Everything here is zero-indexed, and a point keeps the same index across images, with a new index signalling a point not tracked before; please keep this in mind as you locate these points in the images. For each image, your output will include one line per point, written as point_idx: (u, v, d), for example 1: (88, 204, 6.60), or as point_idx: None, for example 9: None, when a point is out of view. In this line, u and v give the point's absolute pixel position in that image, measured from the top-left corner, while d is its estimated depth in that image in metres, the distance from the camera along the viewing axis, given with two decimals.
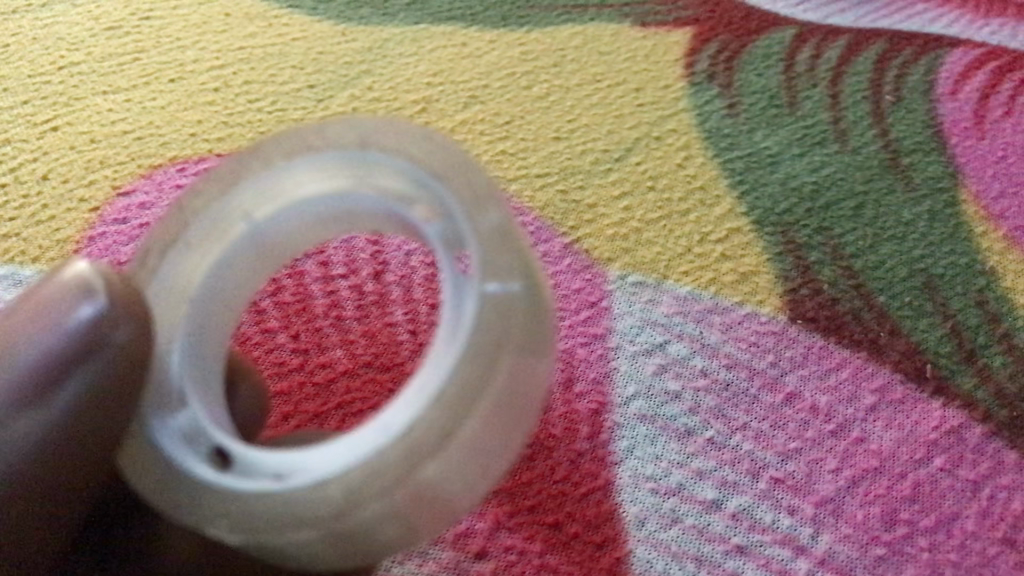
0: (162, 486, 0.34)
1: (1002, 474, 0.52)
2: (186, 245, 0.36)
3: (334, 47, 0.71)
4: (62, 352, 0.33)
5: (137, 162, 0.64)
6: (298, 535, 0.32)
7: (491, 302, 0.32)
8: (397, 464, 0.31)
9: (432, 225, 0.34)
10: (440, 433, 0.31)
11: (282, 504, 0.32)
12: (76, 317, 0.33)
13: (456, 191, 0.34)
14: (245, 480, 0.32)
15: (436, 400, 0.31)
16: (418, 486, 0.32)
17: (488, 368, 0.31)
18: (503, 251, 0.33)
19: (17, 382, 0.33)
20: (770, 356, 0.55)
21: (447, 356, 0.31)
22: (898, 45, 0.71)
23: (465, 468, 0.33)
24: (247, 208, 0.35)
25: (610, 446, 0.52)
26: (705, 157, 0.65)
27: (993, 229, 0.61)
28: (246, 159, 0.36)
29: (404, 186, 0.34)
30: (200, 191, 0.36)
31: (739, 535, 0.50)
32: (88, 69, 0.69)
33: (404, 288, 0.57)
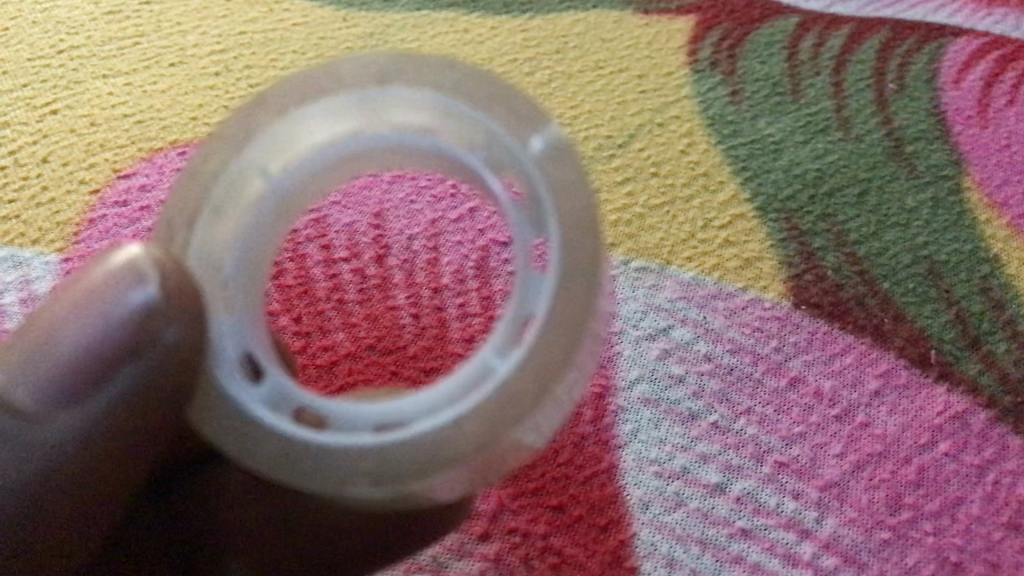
0: (284, 461, 0.33)
1: (1006, 460, 0.52)
2: (212, 210, 0.34)
3: (336, 32, 0.71)
4: (113, 340, 0.33)
5: (138, 145, 0.64)
6: (437, 479, 0.32)
7: (571, 225, 0.32)
8: (531, 392, 0.31)
9: (475, 155, 0.33)
10: (564, 353, 0.31)
11: (418, 450, 0.32)
12: (128, 301, 0.33)
13: (502, 118, 0.33)
14: (371, 435, 0.32)
15: (547, 328, 0.31)
16: (554, 406, 0.32)
17: (590, 285, 0.32)
18: (564, 165, 0.33)
19: (67, 371, 0.33)
20: (774, 341, 0.55)
21: (543, 292, 0.32)
22: (902, 34, 0.71)
23: (581, 376, 0.33)
24: (264, 161, 0.33)
25: (614, 429, 0.52)
26: (708, 144, 0.65)
27: (997, 216, 0.61)
28: (252, 113, 0.34)
29: (438, 120, 0.33)
30: (209, 153, 0.34)
31: (743, 519, 0.50)
32: (88, 53, 0.69)
33: (407, 272, 0.57)
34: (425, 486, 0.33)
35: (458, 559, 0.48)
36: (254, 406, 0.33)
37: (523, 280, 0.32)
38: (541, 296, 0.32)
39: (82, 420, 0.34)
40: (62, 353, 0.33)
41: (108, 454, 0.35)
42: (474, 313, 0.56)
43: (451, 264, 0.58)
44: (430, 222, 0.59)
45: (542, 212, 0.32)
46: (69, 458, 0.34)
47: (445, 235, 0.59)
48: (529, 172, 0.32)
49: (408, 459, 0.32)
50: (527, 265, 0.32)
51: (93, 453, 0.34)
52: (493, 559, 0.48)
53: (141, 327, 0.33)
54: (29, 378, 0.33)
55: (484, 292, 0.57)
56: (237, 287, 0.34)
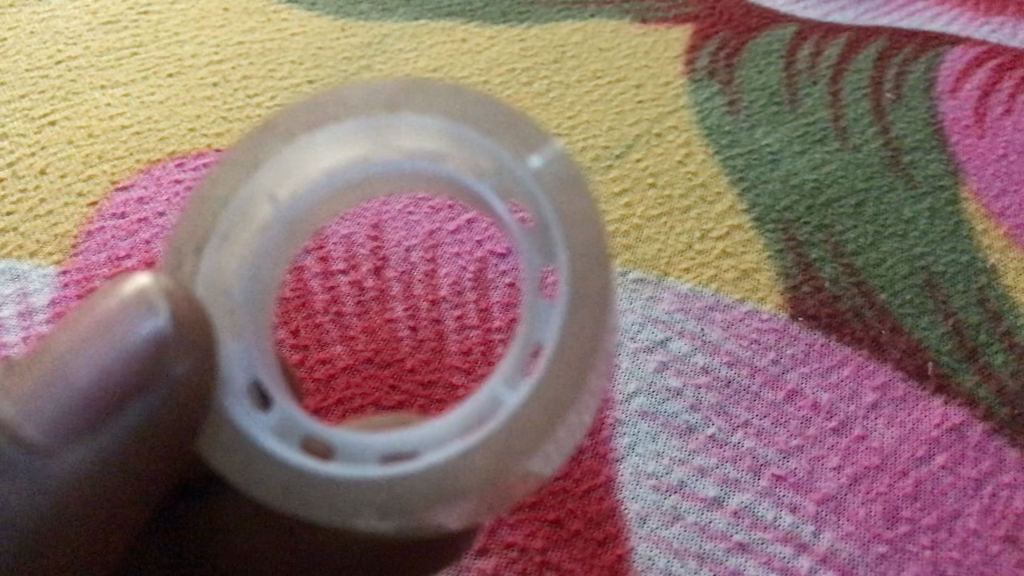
0: (291, 491, 0.33)
1: (1004, 473, 0.52)
2: (221, 238, 0.34)
3: (333, 43, 0.71)
4: (129, 371, 0.33)
5: (136, 157, 0.64)
6: (444, 511, 0.33)
7: (581, 255, 0.32)
8: (540, 424, 0.32)
9: (483, 183, 0.32)
10: (573, 383, 0.32)
11: (426, 484, 0.32)
12: (140, 332, 0.33)
13: (510, 144, 0.33)
14: (378, 467, 0.32)
15: (558, 359, 0.32)
16: (563, 436, 0.33)
17: (599, 315, 0.32)
18: (574, 193, 0.33)
19: (82, 404, 0.33)
20: (771, 353, 0.55)
21: (553, 322, 0.32)
22: (899, 43, 0.71)
23: (591, 405, 0.34)
24: (273, 188, 0.33)
25: (612, 443, 0.52)
26: (706, 154, 0.65)
27: (994, 227, 0.61)
28: (259, 139, 0.34)
29: (447, 148, 0.33)
30: (218, 179, 0.34)
31: (741, 533, 0.50)
32: (86, 63, 0.69)
33: (405, 284, 0.57)
34: (431, 518, 0.33)
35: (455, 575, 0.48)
36: (261, 436, 0.33)
37: (532, 306, 0.33)
38: (551, 325, 0.32)
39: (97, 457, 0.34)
40: (74, 385, 0.33)
41: (117, 485, 0.35)
42: (471, 325, 0.56)
43: (449, 276, 0.58)
44: (427, 234, 0.59)
45: (550, 239, 0.32)
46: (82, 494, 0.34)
47: (443, 247, 0.59)
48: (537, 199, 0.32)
49: (415, 492, 0.32)
50: (537, 293, 0.33)
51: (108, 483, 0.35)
52: (491, 573, 0.48)
53: (150, 358, 0.33)
54: (34, 411, 0.33)
55: (482, 304, 0.57)
56: (247, 314, 0.34)
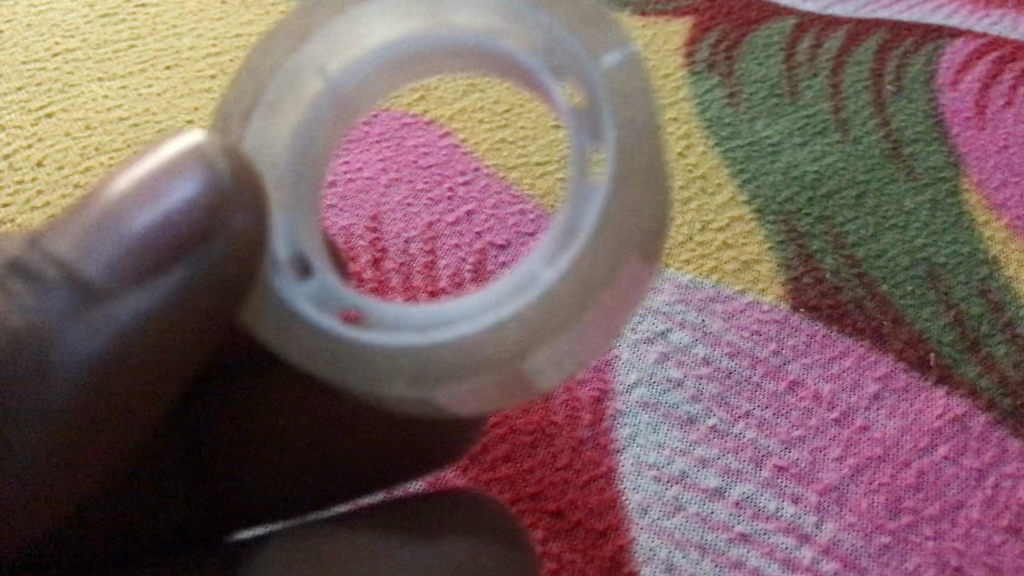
0: (329, 356, 0.34)
1: (1007, 463, 0.52)
2: (267, 105, 0.34)
3: None
4: (167, 232, 0.30)
5: (133, 149, 0.64)
6: (466, 382, 0.34)
7: (633, 135, 0.32)
8: (572, 299, 0.32)
9: (536, 60, 0.32)
10: (607, 268, 0.32)
11: (461, 352, 0.33)
12: (179, 192, 0.30)
13: (566, 17, 0.32)
14: (414, 336, 0.33)
15: (596, 238, 0.32)
16: (596, 322, 0.33)
17: (641, 200, 0.32)
18: (632, 78, 0.32)
19: (113, 273, 0.30)
20: (773, 344, 0.55)
21: (593, 203, 0.32)
22: (899, 36, 0.70)
23: (630, 297, 0.34)
24: (321, 62, 0.33)
25: (612, 434, 0.52)
26: (705, 146, 0.64)
27: (995, 218, 0.61)
28: (311, 8, 0.33)
29: (499, 22, 0.32)
30: (268, 49, 0.34)
31: (742, 524, 0.49)
32: (83, 56, 0.69)
33: (403, 275, 0.57)
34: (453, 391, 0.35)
35: None
36: (296, 299, 0.34)
37: (576, 188, 0.32)
38: (591, 206, 0.32)
39: (108, 339, 0.30)
40: (111, 252, 0.30)
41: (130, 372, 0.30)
42: None
43: (448, 267, 0.57)
44: (426, 225, 0.59)
45: (598, 112, 0.32)
46: (87, 385, 0.30)
47: (442, 238, 0.59)
48: (591, 79, 0.32)
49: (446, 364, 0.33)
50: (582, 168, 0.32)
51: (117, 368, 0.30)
52: None
53: (197, 218, 0.30)
54: (61, 281, 0.30)
55: None
56: (293, 182, 0.34)
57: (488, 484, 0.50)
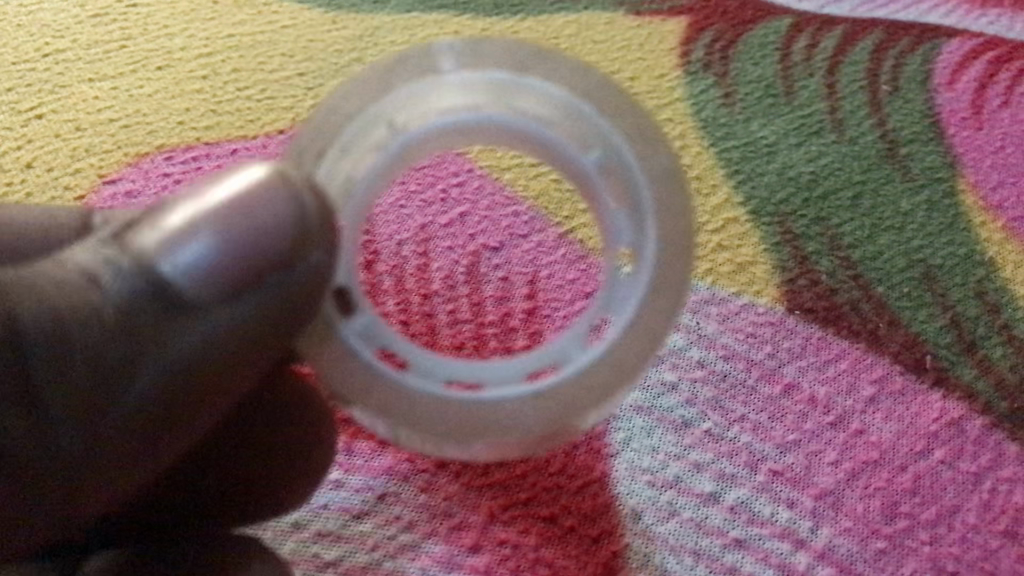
0: (366, 397, 0.41)
1: (1003, 467, 0.51)
2: (341, 151, 0.41)
3: (324, 35, 0.70)
4: (257, 254, 0.35)
5: (123, 150, 0.63)
6: (499, 440, 0.42)
7: (667, 247, 0.42)
8: (605, 381, 0.42)
9: (590, 157, 0.42)
10: (637, 356, 0.42)
11: (501, 411, 0.42)
12: (271, 222, 0.35)
13: (621, 130, 0.42)
14: (464, 395, 0.41)
15: (631, 329, 0.42)
16: (619, 399, 0.43)
17: (673, 304, 0.42)
18: (675, 193, 0.42)
19: (203, 281, 0.34)
20: (768, 347, 0.55)
21: (634, 298, 0.42)
22: (895, 35, 0.70)
23: (635, 383, 0.43)
24: (396, 116, 0.41)
25: (606, 438, 0.51)
26: (700, 147, 0.64)
27: (992, 219, 0.61)
28: (392, 70, 0.41)
29: (560, 116, 0.42)
30: (351, 94, 0.41)
31: (737, 529, 0.49)
32: (73, 56, 0.68)
33: (396, 278, 0.57)
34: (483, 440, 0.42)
35: (448, 572, 0.47)
36: (359, 351, 0.41)
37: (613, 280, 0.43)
38: (630, 303, 0.42)
39: (205, 335, 0.36)
40: (199, 262, 0.34)
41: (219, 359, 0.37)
42: (464, 319, 0.55)
43: (441, 270, 0.57)
44: (419, 227, 0.59)
45: (643, 200, 0.42)
46: (181, 368, 0.36)
47: (435, 240, 0.58)
48: (636, 181, 0.41)
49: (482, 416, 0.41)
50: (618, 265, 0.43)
51: (208, 358, 0.36)
52: (483, 571, 0.47)
53: (285, 249, 0.35)
54: (158, 276, 0.35)
55: (474, 298, 0.56)
56: (354, 208, 0.41)
57: (480, 488, 0.49)
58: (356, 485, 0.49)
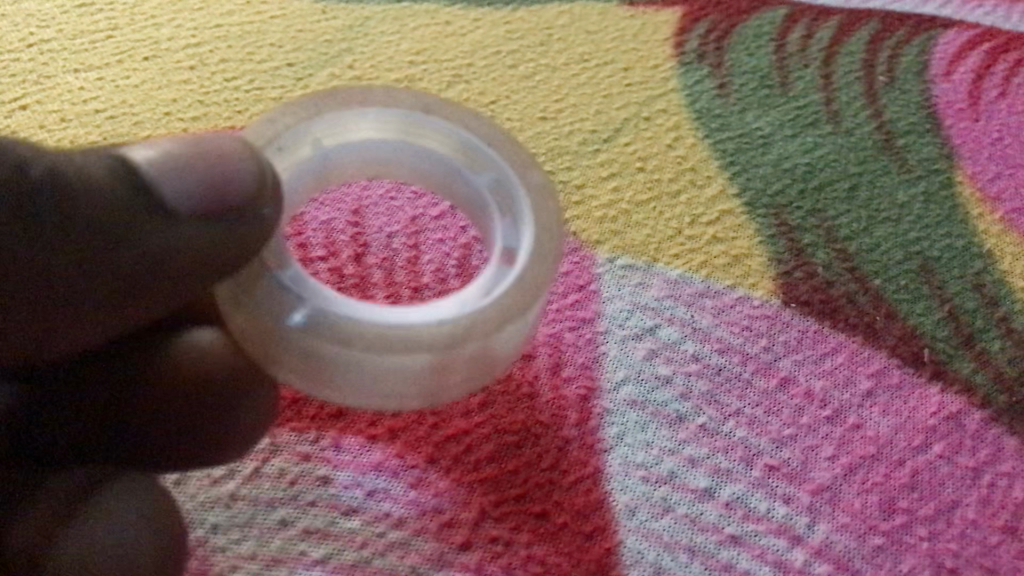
0: (275, 318, 0.39)
1: (1002, 462, 0.51)
2: (278, 149, 0.42)
3: (314, 25, 0.69)
4: (233, 194, 0.38)
5: (110, 142, 0.62)
6: (401, 360, 0.39)
7: (544, 233, 0.42)
8: (493, 321, 0.40)
9: (480, 180, 0.43)
10: (522, 307, 0.40)
11: (404, 333, 0.39)
12: (245, 173, 0.38)
13: (509, 160, 0.43)
14: (378, 318, 0.39)
15: (518, 283, 0.40)
16: (496, 347, 0.41)
17: (549, 275, 0.41)
18: (551, 205, 0.43)
19: (190, 202, 0.37)
20: (764, 340, 0.54)
21: (521, 258, 0.41)
22: (892, 26, 0.69)
23: (500, 359, 0.42)
24: (320, 138, 0.42)
25: (599, 433, 0.50)
26: (695, 138, 0.63)
27: (989, 211, 0.60)
28: (321, 97, 0.42)
29: (459, 147, 0.43)
30: (282, 113, 0.42)
31: (732, 525, 0.48)
32: (59, 46, 0.67)
33: (386, 270, 0.56)
34: (382, 361, 0.39)
35: (438, 569, 0.46)
36: (268, 289, 0.39)
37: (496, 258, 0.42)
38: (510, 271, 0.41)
39: (169, 246, 0.37)
40: (190, 188, 0.37)
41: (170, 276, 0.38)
42: None
43: (432, 263, 0.56)
44: (409, 219, 0.58)
45: (520, 209, 0.42)
46: (130, 272, 0.37)
47: (426, 233, 0.57)
48: (517, 192, 0.43)
49: (380, 334, 0.39)
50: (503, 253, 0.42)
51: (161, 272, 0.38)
52: (474, 569, 0.46)
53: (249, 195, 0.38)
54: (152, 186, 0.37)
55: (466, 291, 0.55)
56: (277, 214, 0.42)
57: (471, 485, 0.48)
58: (344, 482, 0.48)
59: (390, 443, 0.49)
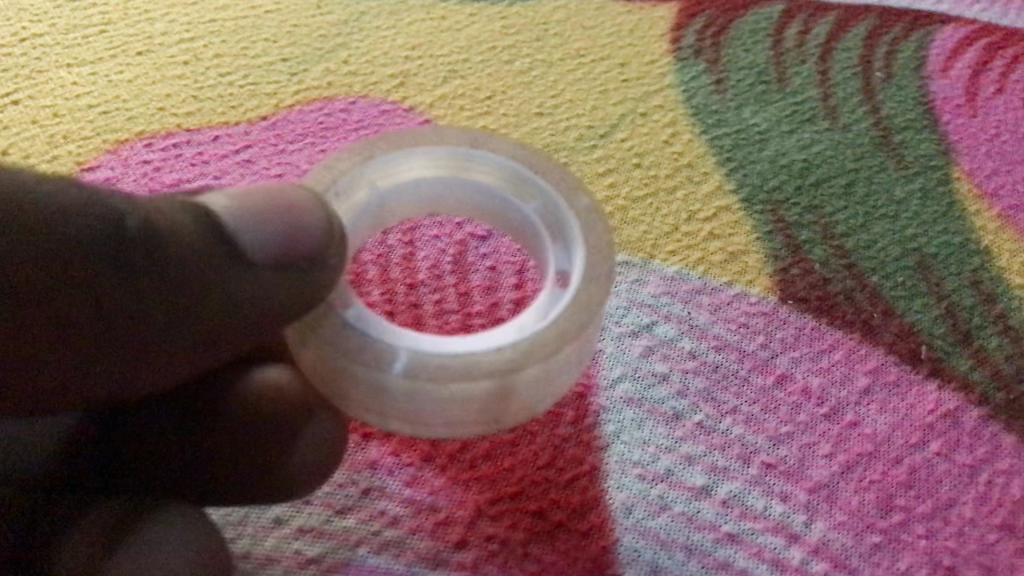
0: (342, 355, 0.39)
1: (1000, 459, 0.50)
2: (336, 195, 0.41)
3: (309, 20, 0.69)
4: (305, 245, 0.37)
5: (102, 137, 0.61)
6: (463, 388, 0.39)
7: (595, 251, 0.41)
8: (550, 342, 0.39)
9: (532, 206, 0.43)
10: (579, 325, 0.39)
11: (463, 361, 0.38)
12: (315, 225, 0.37)
13: (557, 183, 0.42)
14: (437, 349, 0.38)
15: (572, 302, 0.39)
16: (557, 367, 0.40)
17: (604, 292, 0.40)
18: (599, 224, 0.41)
19: (264, 250, 0.36)
20: (760, 337, 0.54)
21: (573, 280, 0.40)
22: (889, 22, 0.69)
23: (560, 379, 0.41)
24: (375, 178, 0.42)
25: (596, 430, 0.50)
26: (692, 134, 0.63)
27: (987, 208, 0.60)
28: (373, 140, 0.42)
29: (510, 179, 0.43)
30: (336, 158, 0.42)
31: (730, 523, 0.48)
32: (51, 41, 0.67)
33: (381, 267, 0.55)
34: (446, 391, 0.39)
35: (433, 568, 0.46)
36: (336, 329, 0.39)
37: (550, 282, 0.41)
38: (566, 291, 0.40)
39: (242, 293, 0.36)
40: (262, 237, 0.36)
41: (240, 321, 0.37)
42: (450, 310, 0.54)
43: (427, 259, 0.56)
44: None
45: (572, 233, 0.41)
46: (200, 316, 0.36)
47: (421, 229, 0.57)
48: (569, 216, 0.42)
49: (441, 364, 0.38)
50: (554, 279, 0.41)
51: (228, 317, 0.37)
52: (470, 567, 0.46)
53: (320, 245, 0.37)
54: (229, 232, 0.36)
55: (462, 288, 0.55)
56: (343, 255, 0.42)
57: (467, 483, 0.48)
58: (339, 480, 0.48)
59: (386, 440, 0.49)
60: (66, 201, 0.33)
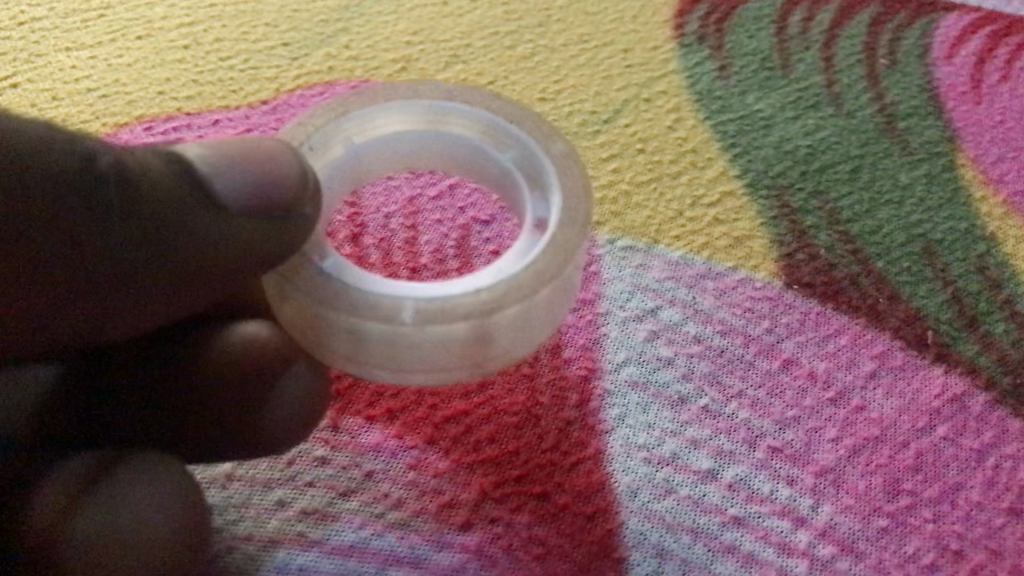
0: (320, 303, 0.39)
1: (1006, 444, 0.50)
2: (311, 149, 0.41)
3: (309, 5, 0.68)
4: (279, 192, 0.38)
5: (102, 120, 0.61)
6: (441, 331, 0.38)
7: (571, 196, 0.41)
8: (526, 284, 0.39)
9: (506, 156, 0.43)
10: (555, 267, 0.39)
11: (440, 304, 0.38)
12: (287, 174, 0.38)
13: (531, 131, 0.42)
14: (415, 293, 0.38)
15: (549, 246, 0.39)
16: (536, 309, 0.40)
17: (580, 235, 0.40)
18: (574, 169, 0.41)
19: (239, 198, 0.37)
20: (766, 322, 0.53)
21: (551, 223, 0.40)
22: (893, 8, 0.68)
23: (539, 322, 0.41)
24: (349, 133, 0.42)
25: (601, 414, 0.50)
26: (696, 119, 0.63)
27: (992, 194, 0.60)
28: (346, 97, 0.42)
29: (484, 131, 0.43)
30: (310, 116, 0.42)
31: (736, 506, 0.47)
32: (50, 25, 0.66)
33: (383, 251, 0.55)
34: (425, 335, 0.39)
35: (437, 550, 0.45)
36: (314, 279, 0.39)
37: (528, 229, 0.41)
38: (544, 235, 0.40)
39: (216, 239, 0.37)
40: (238, 185, 0.37)
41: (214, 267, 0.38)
42: None
43: (429, 244, 0.55)
44: (407, 200, 0.57)
45: (548, 180, 0.41)
46: (175, 259, 0.37)
47: (423, 214, 0.57)
48: (544, 163, 0.42)
49: (419, 308, 0.38)
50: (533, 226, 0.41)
51: (203, 262, 0.37)
52: (473, 549, 0.46)
53: (292, 194, 0.38)
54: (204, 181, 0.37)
55: (465, 272, 0.54)
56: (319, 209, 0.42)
57: (471, 466, 0.48)
58: (343, 463, 0.48)
59: (389, 424, 0.49)
60: (39, 142, 0.34)
